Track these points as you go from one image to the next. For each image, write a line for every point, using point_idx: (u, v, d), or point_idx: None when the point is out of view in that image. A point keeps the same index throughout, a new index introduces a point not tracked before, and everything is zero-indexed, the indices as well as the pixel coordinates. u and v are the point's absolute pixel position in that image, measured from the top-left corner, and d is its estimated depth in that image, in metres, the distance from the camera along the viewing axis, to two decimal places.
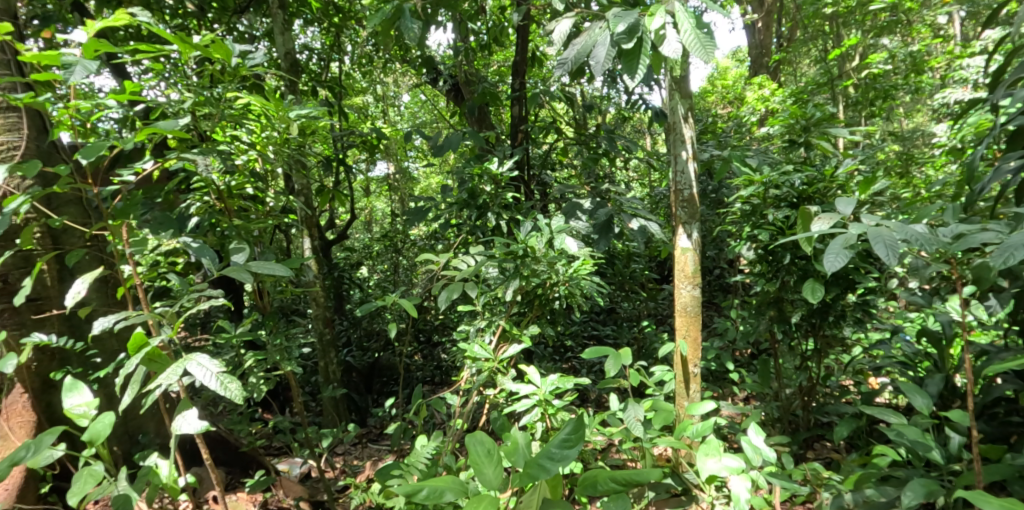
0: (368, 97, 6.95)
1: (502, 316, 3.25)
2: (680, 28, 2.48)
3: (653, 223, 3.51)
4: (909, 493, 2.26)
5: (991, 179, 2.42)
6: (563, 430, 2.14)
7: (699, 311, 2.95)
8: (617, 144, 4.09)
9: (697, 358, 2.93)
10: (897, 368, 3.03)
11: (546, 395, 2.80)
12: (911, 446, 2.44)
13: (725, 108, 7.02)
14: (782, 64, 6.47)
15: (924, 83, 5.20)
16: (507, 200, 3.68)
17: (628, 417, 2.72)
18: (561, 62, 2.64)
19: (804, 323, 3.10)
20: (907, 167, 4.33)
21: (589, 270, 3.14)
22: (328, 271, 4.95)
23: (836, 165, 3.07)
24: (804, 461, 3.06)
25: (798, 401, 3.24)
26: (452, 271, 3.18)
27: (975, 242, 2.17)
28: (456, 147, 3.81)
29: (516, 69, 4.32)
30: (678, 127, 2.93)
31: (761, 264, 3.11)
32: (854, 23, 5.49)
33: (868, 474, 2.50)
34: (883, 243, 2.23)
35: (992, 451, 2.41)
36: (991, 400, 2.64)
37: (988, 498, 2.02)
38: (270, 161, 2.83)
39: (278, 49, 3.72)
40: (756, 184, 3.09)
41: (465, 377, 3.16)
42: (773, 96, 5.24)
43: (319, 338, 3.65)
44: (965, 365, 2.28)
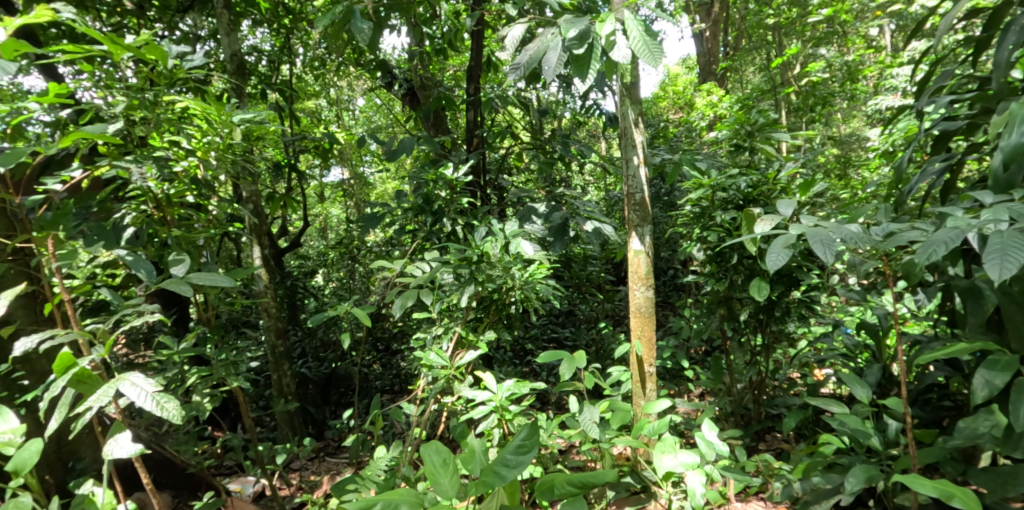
0: (321, 101, 6.89)
1: (458, 323, 3.25)
2: (629, 34, 2.51)
3: (607, 226, 3.59)
4: (852, 479, 2.35)
5: (919, 180, 2.62)
6: (518, 437, 2.18)
7: (653, 311, 3.02)
8: (572, 149, 4.12)
9: (652, 358, 2.99)
10: (840, 360, 3.14)
11: (502, 401, 2.81)
12: (853, 435, 2.54)
13: (676, 114, 7.15)
14: (728, 72, 6.65)
15: (858, 91, 5.41)
16: (462, 205, 3.67)
17: (583, 419, 2.75)
18: (514, 68, 2.68)
19: (751, 321, 3.20)
20: (844, 171, 4.50)
21: (545, 274, 3.19)
22: (281, 279, 4.90)
23: (779, 169, 3.17)
24: (755, 453, 3.15)
25: (749, 395, 3.33)
26: (406, 277, 3.19)
27: (903, 241, 2.25)
28: (410, 152, 3.80)
29: (471, 75, 4.34)
30: (628, 133, 2.97)
31: (711, 265, 3.21)
32: (793, 34, 5.68)
33: (814, 463, 2.60)
34: (819, 242, 2.32)
35: (926, 435, 2.51)
36: (925, 387, 2.76)
37: (923, 481, 2.09)
38: (212, 168, 2.80)
39: (223, 51, 3.67)
40: (704, 187, 3.17)
41: (422, 386, 3.15)
42: (720, 102, 5.35)
43: (270, 350, 3.57)
44: (901, 357, 2.34)
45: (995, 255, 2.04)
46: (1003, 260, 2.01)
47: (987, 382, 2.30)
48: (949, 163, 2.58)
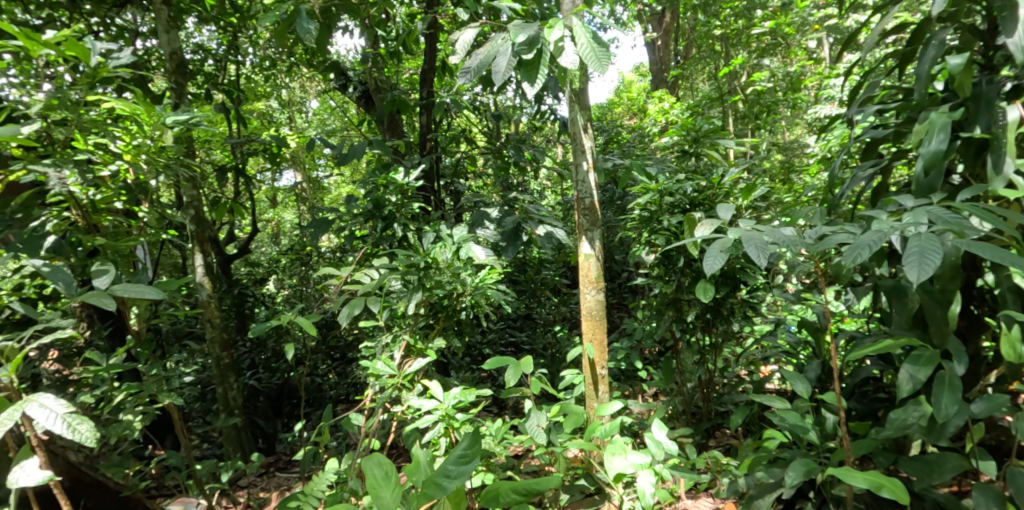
0: (274, 103, 6.78)
1: (406, 330, 3.21)
2: (577, 41, 2.55)
3: (559, 230, 3.62)
4: (791, 473, 2.42)
5: (849, 186, 2.78)
6: (459, 446, 2.16)
7: (603, 315, 3.07)
8: (525, 154, 4.15)
9: (604, 360, 3.05)
10: (783, 357, 3.24)
11: (449, 409, 2.81)
12: (792, 430, 2.62)
13: (630, 120, 7.24)
14: (679, 80, 6.78)
15: (801, 101, 5.57)
16: (413, 210, 3.68)
17: (531, 426, 2.82)
18: (465, 71, 2.70)
19: (697, 322, 3.28)
20: (788, 177, 4.63)
21: (495, 279, 3.21)
22: (227, 288, 4.86)
23: (722, 175, 3.26)
24: (704, 450, 3.22)
25: (699, 394, 3.41)
26: (355, 284, 3.17)
27: (833, 243, 2.33)
28: (360, 156, 3.79)
29: (425, 78, 4.35)
30: (578, 138, 3.00)
31: (659, 267, 3.27)
32: (740, 45, 5.83)
33: (758, 458, 2.67)
34: (754, 246, 2.41)
35: (862, 428, 2.61)
36: (862, 381, 2.87)
37: (854, 474, 2.19)
38: (142, 172, 2.74)
39: (163, 48, 3.56)
40: (652, 192, 3.24)
41: (370, 395, 3.12)
42: (671, 109, 5.45)
43: (216, 362, 3.55)
44: (832, 355, 2.42)
45: (914, 257, 2.13)
46: (922, 261, 2.10)
47: (911, 377, 2.39)
48: (876, 169, 2.72)
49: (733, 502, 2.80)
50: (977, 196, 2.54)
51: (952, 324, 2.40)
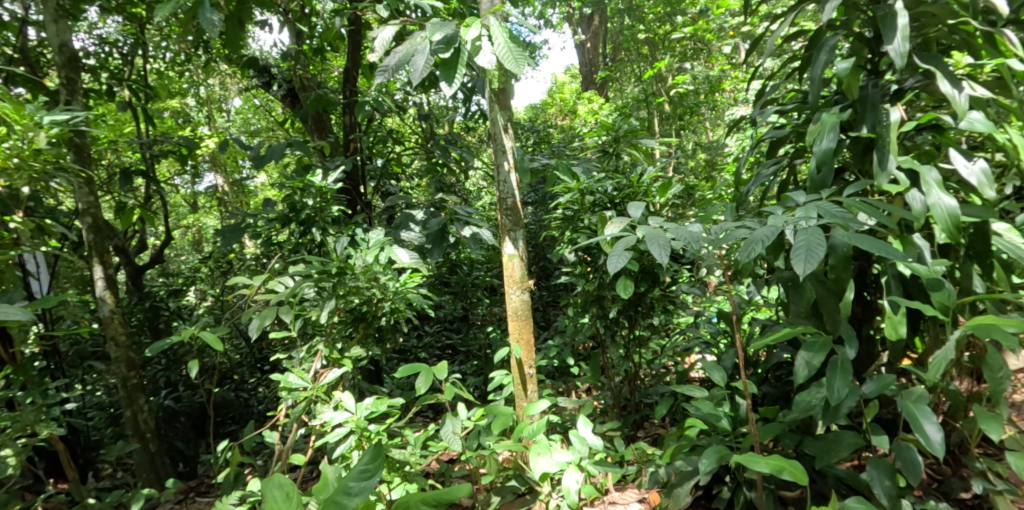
0: (193, 101, 6.54)
1: (322, 340, 3.18)
2: (494, 40, 2.57)
3: (484, 231, 3.68)
4: (705, 460, 2.53)
5: (754, 183, 2.98)
6: (362, 461, 2.06)
7: (529, 314, 3.10)
8: (452, 155, 4.16)
9: (531, 360, 3.09)
10: (703, 348, 3.36)
11: (361, 420, 2.74)
12: (705, 419, 2.73)
13: (562, 121, 7.32)
14: (608, 82, 6.89)
15: (721, 102, 5.76)
16: (333, 214, 3.63)
17: (445, 432, 2.79)
18: (383, 69, 2.66)
19: (620, 318, 3.36)
20: (709, 176, 4.77)
21: (417, 283, 3.21)
22: (134, 300, 4.42)
23: (641, 174, 3.36)
24: (632, 443, 3.31)
25: (627, 387, 3.51)
26: (268, 294, 3.09)
27: (732, 238, 2.43)
28: (278, 158, 3.73)
29: (348, 77, 4.30)
30: (498, 138, 3.02)
31: (581, 265, 3.32)
32: (664, 48, 5.98)
33: (680, 447, 2.77)
34: (657, 244, 2.52)
35: (771, 411, 2.74)
36: (775, 365, 2.99)
37: (757, 459, 2.30)
38: (13, 178, 2.62)
39: (51, 39, 3.28)
40: (573, 191, 3.30)
41: (283, 410, 3.02)
42: (599, 110, 5.54)
43: (122, 383, 3.35)
44: (736, 345, 2.54)
45: (801, 252, 2.26)
46: (808, 254, 2.23)
47: (807, 363, 2.52)
48: (777, 166, 2.94)
49: (657, 492, 2.92)
50: (865, 191, 2.75)
51: (844, 311, 2.53)
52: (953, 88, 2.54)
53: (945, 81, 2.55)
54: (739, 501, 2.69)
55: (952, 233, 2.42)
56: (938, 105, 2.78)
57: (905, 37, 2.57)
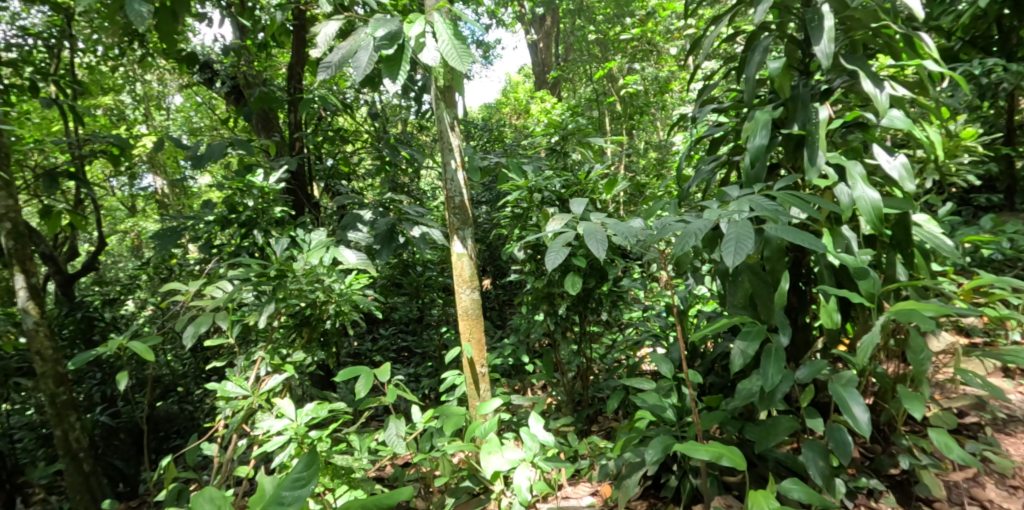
0: (133, 99, 6.33)
1: (264, 348, 3.14)
2: (438, 38, 2.57)
3: (434, 230, 3.66)
4: (650, 451, 2.63)
5: (696, 180, 3.10)
6: (296, 469, 2.02)
7: (479, 313, 3.11)
8: (401, 153, 4.14)
9: (483, 359, 3.09)
10: (652, 341, 3.42)
11: (302, 427, 2.69)
12: (651, 410, 2.81)
13: (517, 120, 7.33)
14: (562, 81, 6.93)
15: (670, 102, 5.85)
16: (275, 216, 3.61)
17: (389, 435, 2.78)
18: (325, 66, 2.62)
19: (570, 314, 3.40)
20: (659, 174, 4.85)
21: (363, 285, 3.22)
22: (65, 310, 4.05)
23: (589, 172, 3.43)
24: (585, 437, 3.36)
25: (579, 382, 3.56)
26: (203, 300, 3.05)
27: (668, 232, 2.53)
28: (218, 158, 3.67)
29: (292, 74, 4.28)
30: (445, 136, 3.02)
31: (530, 264, 3.35)
32: (614, 48, 6.04)
33: (628, 439, 2.85)
34: (594, 240, 2.70)
35: (714, 400, 2.84)
36: (719, 355, 3.07)
37: (698, 447, 2.43)
38: None
39: None
40: (521, 189, 3.34)
41: (221, 423, 2.95)
42: (551, 109, 5.57)
43: (49, 400, 3.17)
44: (676, 336, 2.65)
45: (731, 244, 2.37)
46: (737, 246, 2.35)
47: (743, 352, 2.66)
48: (715, 165, 3.07)
49: (608, 484, 2.98)
50: (797, 186, 2.87)
51: (778, 300, 2.65)
52: (876, 87, 2.67)
53: (868, 81, 2.67)
54: (685, 488, 2.79)
55: (876, 225, 2.60)
56: (864, 104, 2.89)
57: (831, 38, 2.69)
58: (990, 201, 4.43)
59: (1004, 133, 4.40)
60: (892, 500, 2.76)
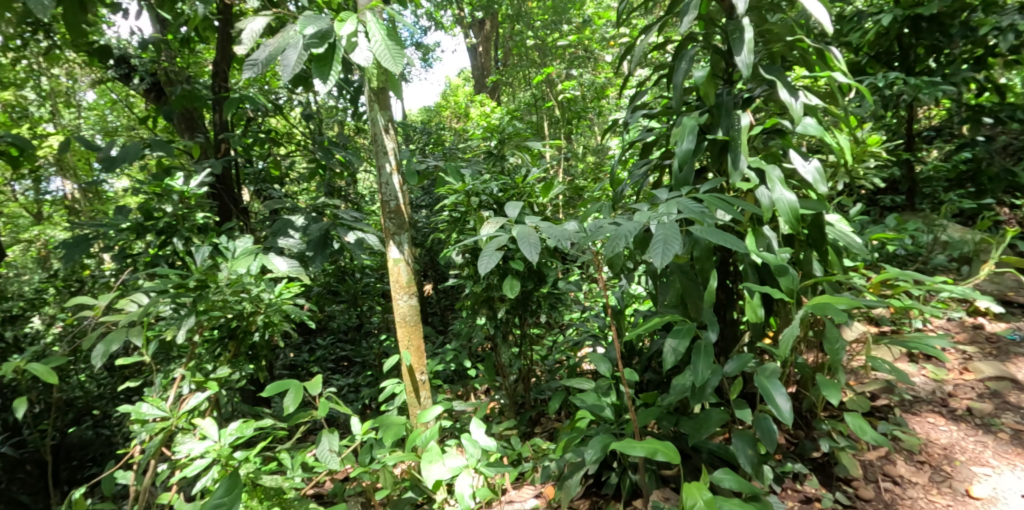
0: (44, 97, 5.96)
1: (183, 368, 3.08)
2: (370, 37, 2.54)
3: (369, 235, 3.60)
4: (590, 450, 2.69)
5: (630, 182, 3.21)
6: (217, 495, 2.40)
7: (417, 319, 3.08)
8: (336, 156, 4.06)
9: (422, 366, 3.06)
10: (591, 342, 3.46)
11: (224, 448, 2.61)
12: (590, 410, 2.85)
13: (456, 123, 7.28)
14: (501, 86, 6.91)
15: (607, 108, 5.92)
16: (198, 222, 3.49)
17: (321, 450, 2.73)
18: (251, 63, 2.54)
19: (510, 317, 3.40)
20: (597, 178, 4.90)
21: (293, 294, 3.14)
22: None
23: (527, 175, 3.46)
24: (528, 440, 3.38)
25: (520, 385, 3.57)
26: (117, 314, 2.91)
27: (600, 234, 2.56)
28: (133, 159, 3.50)
29: (217, 71, 4.13)
30: (379, 139, 2.97)
31: (469, 268, 3.33)
32: (552, 53, 6.07)
33: (569, 439, 2.88)
34: (527, 243, 2.69)
35: (650, 397, 2.90)
36: (655, 352, 3.14)
37: (633, 444, 2.49)
38: None
39: None
40: (458, 193, 3.33)
41: (136, 449, 2.82)
42: (491, 113, 5.56)
43: None
44: (612, 336, 2.70)
45: (659, 245, 2.41)
46: (665, 248, 2.39)
47: (674, 349, 2.68)
48: (646, 169, 3.19)
49: (551, 485, 2.99)
50: (722, 188, 2.97)
51: (707, 298, 2.72)
52: (791, 97, 2.80)
53: (784, 90, 2.80)
54: (625, 485, 2.84)
55: (793, 225, 2.70)
56: (782, 111, 3.00)
57: (751, 50, 2.79)
58: (894, 201, 4.62)
59: (907, 140, 4.61)
60: (815, 482, 2.97)
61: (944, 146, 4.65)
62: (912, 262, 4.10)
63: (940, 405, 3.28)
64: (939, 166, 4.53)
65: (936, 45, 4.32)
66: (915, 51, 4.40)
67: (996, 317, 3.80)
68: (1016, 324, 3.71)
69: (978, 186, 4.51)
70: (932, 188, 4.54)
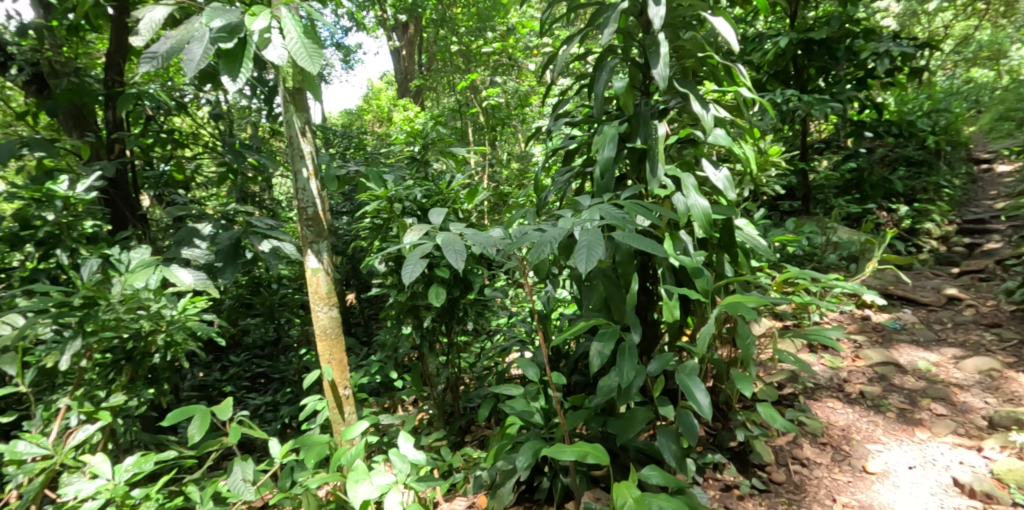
0: None
1: (64, 398, 2.84)
2: (285, 34, 2.41)
3: (285, 244, 3.42)
4: (521, 457, 2.64)
5: (553, 190, 3.18)
6: None
7: (338, 331, 2.94)
8: (248, 159, 3.86)
9: (345, 380, 2.94)
10: (518, 347, 3.42)
11: (121, 484, 2.44)
12: (519, 416, 2.80)
13: (377, 127, 7.11)
14: (424, 90, 6.82)
15: (530, 115, 5.93)
16: (87, 231, 3.24)
17: (233, 479, 2.56)
18: (149, 57, 2.34)
19: (436, 325, 3.32)
20: (521, 185, 4.90)
21: (199, 309, 2.96)
22: None
23: (450, 181, 3.39)
24: (458, 450, 3.30)
25: (449, 394, 3.49)
26: None
27: (526, 240, 2.51)
28: (9, 157, 3.22)
29: (111, 66, 3.82)
30: (294, 142, 2.82)
31: (392, 276, 3.23)
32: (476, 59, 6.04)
33: (500, 447, 2.83)
34: (452, 250, 2.61)
35: (578, 400, 2.88)
36: (581, 355, 3.13)
37: (563, 449, 2.46)
38: None
39: None
40: (380, 199, 3.23)
41: (11, 492, 2.56)
42: (415, 118, 5.47)
43: None
44: (538, 340, 2.66)
45: (583, 250, 2.39)
46: (589, 253, 2.37)
47: (599, 352, 2.68)
48: (570, 176, 3.17)
49: (483, 494, 2.92)
50: (641, 196, 2.98)
51: (630, 301, 2.73)
52: (704, 110, 2.86)
53: (696, 103, 2.86)
54: (557, 489, 2.81)
55: (706, 231, 2.74)
56: (695, 123, 3.07)
57: (667, 63, 2.83)
58: (792, 206, 5.17)
59: (801, 151, 5.23)
60: (734, 470, 3.05)
61: (831, 157, 5.43)
62: (808, 262, 4.46)
63: (836, 390, 3.52)
64: (829, 175, 5.23)
65: (825, 67, 4.97)
66: (806, 72, 5.02)
67: (879, 309, 4.24)
68: (895, 314, 4.18)
69: (862, 192, 5.22)
70: (824, 194, 5.21)
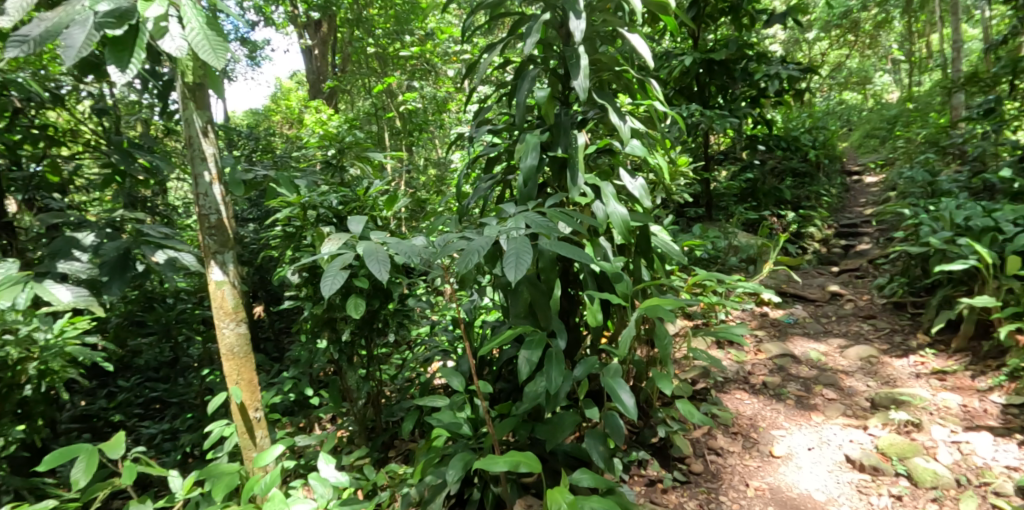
0: None
1: None
2: (185, 24, 2.22)
3: (184, 254, 3.14)
4: (451, 470, 2.51)
5: (474, 197, 3.06)
6: None
7: (246, 350, 2.74)
8: (138, 160, 3.56)
9: (256, 402, 2.75)
10: (440, 357, 3.29)
11: None
12: (447, 428, 2.68)
13: (287, 129, 6.81)
14: (338, 93, 6.59)
15: (448, 121, 5.84)
16: None
17: None
18: (18, 40, 2.10)
19: (355, 338, 3.15)
20: (439, 192, 4.80)
21: (78, 332, 2.77)
22: None
23: (368, 186, 3.24)
24: (381, 467, 3.14)
25: (369, 409, 3.32)
26: None
27: (451, 249, 2.40)
28: None
29: None
30: (195, 142, 2.62)
31: (307, 287, 3.04)
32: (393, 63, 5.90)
33: (427, 461, 2.70)
34: (375, 260, 2.47)
35: (505, 407, 2.79)
36: (505, 361, 3.04)
37: (495, 460, 2.35)
38: None
39: None
40: (292, 205, 3.04)
41: None
42: (328, 121, 5.26)
43: None
44: (465, 349, 2.55)
45: (510, 258, 2.31)
46: (518, 261, 2.29)
47: (527, 360, 2.60)
48: (493, 182, 3.08)
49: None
50: (563, 203, 2.93)
51: (554, 307, 2.68)
52: (621, 121, 2.86)
53: (614, 113, 2.86)
54: (489, 499, 2.70)
55: (626, 238, 2.74)
56: (612, 133, 3.07)
57: (587, 75, 2.81)
58: (696, 213, 5.29)
59: (703, 161, 5.35)
60: (657, 465, 3.03)
61: (728, 169, 5.62)
62: (712, 265, 4.58)
63: (743, 382, 3.59)
64: (729, 185, 5.42)
65: (723, 86, 5.15)
66: (708, 89, 5.18)
67: (775, 306, 4.37)
68: (789, 310, 4.32)
69: (756, 201, 5.44)
70: (725, 202, 5.38)
